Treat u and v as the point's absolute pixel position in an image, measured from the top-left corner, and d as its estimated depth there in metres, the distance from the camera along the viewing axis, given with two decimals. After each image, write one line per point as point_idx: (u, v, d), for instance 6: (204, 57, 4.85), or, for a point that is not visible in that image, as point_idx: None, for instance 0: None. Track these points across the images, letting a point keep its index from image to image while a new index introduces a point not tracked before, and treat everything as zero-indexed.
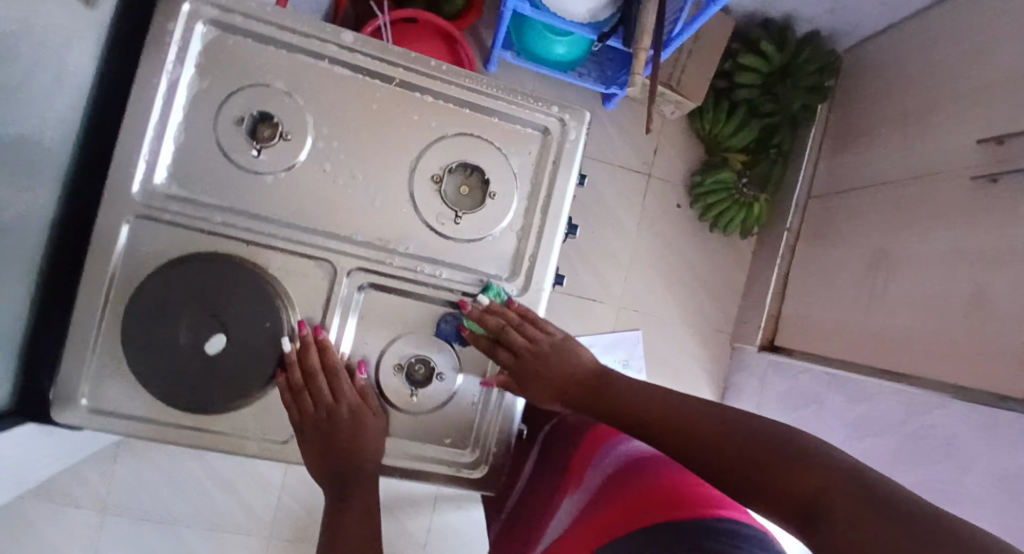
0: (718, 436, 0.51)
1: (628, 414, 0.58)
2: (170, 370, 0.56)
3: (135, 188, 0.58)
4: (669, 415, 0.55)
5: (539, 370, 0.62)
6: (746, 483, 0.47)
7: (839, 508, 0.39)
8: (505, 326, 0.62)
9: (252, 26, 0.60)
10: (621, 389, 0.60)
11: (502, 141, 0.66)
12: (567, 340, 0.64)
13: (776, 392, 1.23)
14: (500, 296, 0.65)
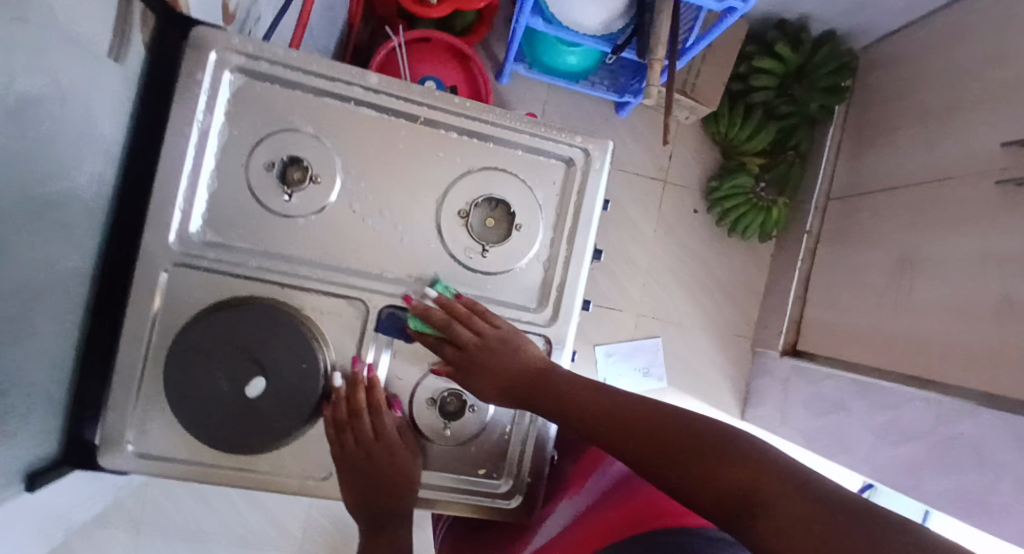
0: (661, 429, 0.51)
1: (569, 408, 0.57)
2: (213, 415, 0.58)
3: (172, 237, 0.59)
4: (616, 413, 0.55)
5: (487, 366, 0.60)
6: (685, 481, 0.47)
7: (774, 503, 0.41)
8: (449, 320, 0.60)
9: (279, 71, 0.61)
10: (567, 384, 0.59)
11: (527, 173, 0.67)
12: (512, 334, 0.61)
13: (799, 397, 1.23)
14: (448, 290, 0.63)
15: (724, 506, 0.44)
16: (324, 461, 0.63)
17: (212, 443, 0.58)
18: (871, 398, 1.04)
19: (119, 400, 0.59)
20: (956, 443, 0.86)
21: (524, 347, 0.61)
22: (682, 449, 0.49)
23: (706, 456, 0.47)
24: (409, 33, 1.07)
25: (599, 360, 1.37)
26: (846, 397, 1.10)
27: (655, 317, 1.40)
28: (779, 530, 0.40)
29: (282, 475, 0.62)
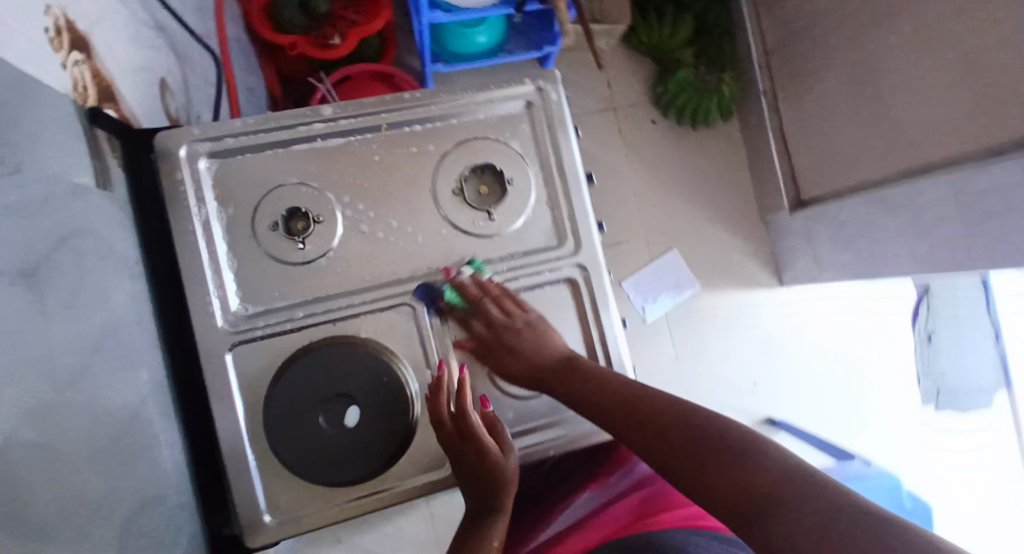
0: (678, 428, 0.58)
1: (597, 401, 0.63)
2: (327, 456, 0.62)
3: (220, 322, 0.63)
4: (647, 408, 0.61)
5: (512, 345, 0.66)
6: (705, 481, 0.54)
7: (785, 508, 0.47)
8: (482, 298, 0.66)
9: (245, 141, 0.65)
10: (592, 374, 0.65)
11: (496, 131, 0.70)
12: (542, 324, 0.68)
13: (825, 239, 1.26)
14: (483, 271, 0.68)
15: (733, 504, 0.51)
16: (438, 455, 0.66)
17: (336, 480, 0.62)
18: (888, 206, 1.07)
19: (238, 485, 0.62)
20: (984, 206, 0.89)
21: (551, 339, 0.67)
22: (715, 452, 0.55)
23: (733, 458, 0.53)
24: (333, 77, 1.11)
25: (632, 294, 1.40)
26: (867, 217, 1.13)
27: (663, 233, 1.44)
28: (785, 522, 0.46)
29: (409, 485, 0.65)
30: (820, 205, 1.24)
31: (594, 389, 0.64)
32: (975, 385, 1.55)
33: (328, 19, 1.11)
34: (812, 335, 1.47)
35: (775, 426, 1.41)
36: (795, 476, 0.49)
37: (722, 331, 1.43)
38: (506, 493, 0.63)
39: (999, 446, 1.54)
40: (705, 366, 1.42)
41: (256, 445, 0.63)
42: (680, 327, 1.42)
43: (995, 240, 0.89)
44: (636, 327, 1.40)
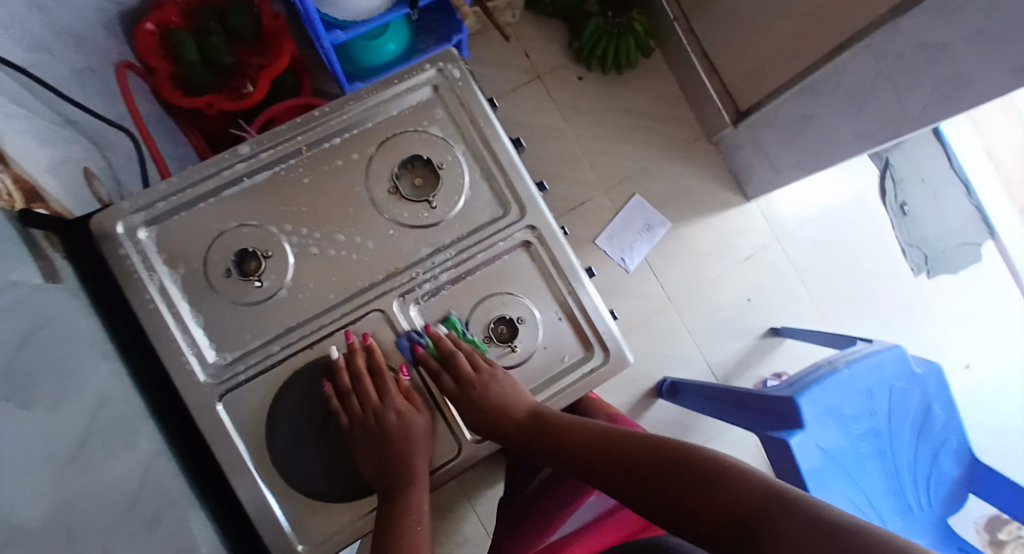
0: (659, 465, 0.58)
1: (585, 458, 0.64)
2: (343, 469, 0.65)
3: (202, 376, 0.65)
4: (629, 455, 0.61)
5: (481, 399, 0.66)
6: (691, 510, 0.54)
7: (774, 524, 0.47)
8: (452, 352, 0.67)
9: (177, 200, 0.67)
10: (568, 430, 0.66)
11: (414, 122, 0.71)
12: (508, 376, 0.68)
13: (773, 141, 1.28)
14: (457, 327, 0.69)
15: (724, 528, 0.51)
16: (446, 442, 0.68)
17: (360, 486, 0.65)
18: (821, 92, 1.08)
19: (263, 525, 0.63)
20: (904, 64, 0.90)
21: (520, 392, 0.67)
22: (695, 484, 0.55)
23: (711, 487, 0.53)
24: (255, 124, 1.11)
25: (608, 249, 1.41)
26: (803, 108, 1.14)
27: (622, 182, 1.44)
28: (775, 538, 0.46)
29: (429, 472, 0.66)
30: (758, 111, 1.26)
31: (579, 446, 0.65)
32: (956, 242, 1.55)
33: (236, 70, 1.11)
34: (790, 238, 1.49)
35: (780, 333, 1.44)
36: (772, 493, 0.49)
37: (704, 259, 1.45)
38: (420, 458, 0.64)
39: (1005, 294, 1.55)
40: (698, 297, 1.43)
41: (271, 483, 0.64)
42: (663, 267, 1.43)
43: (923, 93, 0.90)
44: (621, 279, 1.40)
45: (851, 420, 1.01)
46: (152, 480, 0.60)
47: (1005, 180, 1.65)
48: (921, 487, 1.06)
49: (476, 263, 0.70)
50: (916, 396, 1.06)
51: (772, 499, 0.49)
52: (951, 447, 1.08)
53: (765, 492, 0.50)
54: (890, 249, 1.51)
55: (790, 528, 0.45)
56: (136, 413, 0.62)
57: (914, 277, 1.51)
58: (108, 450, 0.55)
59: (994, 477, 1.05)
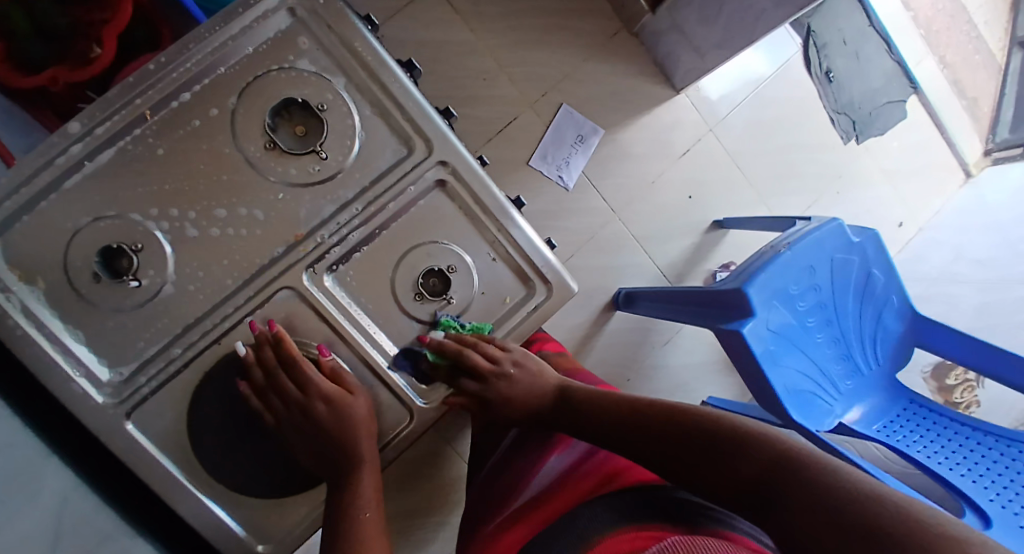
0: (680, 425, 0.58)
1: (600, 426, 0.63)
2: (286, 463, 0.60)
3: (97, 398, 0.56)
4: (646, 415, 0.61)
5: (509, 392, 0.66)
6: (708, 483, 0.54)
7: (786, 496, 0.47)
8: (462, 352, 0.62)
9: (8, 203, 0.55)
10: (584, 399, 0.67)
11: (277, 59, 0.59)
12: (529, 357, 0.69)
13: (695, 23, 1.20)
14: (453, 326, 0.64)
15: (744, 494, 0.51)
16: (393, 412, 0.63)
17: (309, 476, 0.61)
18: None
19: (216, 536, 0.58)
20: None
21: (540, 373, 0.69)
22: (721, 451, 0.54)
23: (734, 452, 0.53)
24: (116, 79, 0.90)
25: (544, 168, 1.33)
26: None
27: (546, 94, 1.34)
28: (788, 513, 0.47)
29: (381, 446, 0.62)
30: None
31: (595, 413, 0.64)
32: (882, 101, 1.54)
33: (75, 31, 0.87)
34: (723, 125, 1.45)
35: (723, 226, 1.43)
36: (793, 458, 0.49)
37: (642, 161, 1.40)
38: (365, 436, 0.59)
39: (928, 146, 1.58)
40: (640, 201, 1.39)
41: (212, 492, 0.59)
42: (603, 177, 1.37)
43: None
44: (562, 198, 1.34)
45: (798, 299, 1.03)
46: (75, 520, 0.53)
47: (924, 30, 1.63)
48: (868, 349, 1.11)
49: (386, 213, 0.62)
50: (856, 265, 1.07)
51: (793, 463, 0.49)
52: (894, 306, 1.11)
53: (787, 459, 0.49)
54: (820, 120, 1.50)
55: (814, 504, 0.45)
56: (33, 453, 0.53)
57: (845, 144, 1.52)
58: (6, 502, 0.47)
59: (935, 327, 1.10)
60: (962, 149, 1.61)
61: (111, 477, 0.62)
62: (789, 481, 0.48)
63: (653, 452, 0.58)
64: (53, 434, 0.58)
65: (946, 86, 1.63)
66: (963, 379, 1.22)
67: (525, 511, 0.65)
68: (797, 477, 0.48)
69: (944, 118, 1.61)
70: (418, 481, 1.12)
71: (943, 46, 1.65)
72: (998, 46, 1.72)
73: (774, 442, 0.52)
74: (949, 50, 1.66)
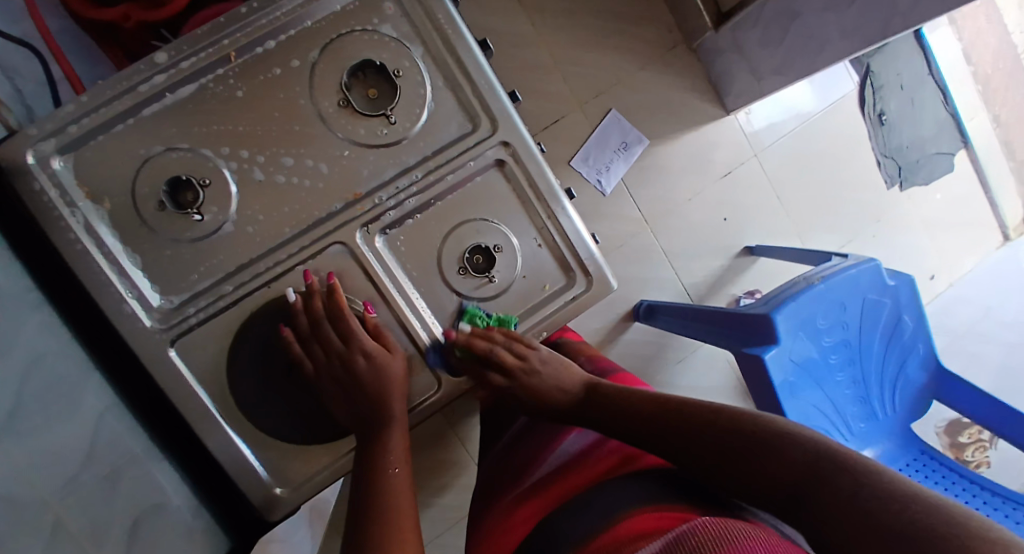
0: (713, 420, 0.57)
1: (625, 416, 0.64)
2: (317, 412, 0.62)
3: (146, 322, 0.58)
4: (676, 411, 0.61)
5: (530, 385, 0.67)
6: (745, 477, 0.53)
7: (825, 492, 0.46)
8: (492, 348, 0.63)
9: (91, 123, 0.57)
10: (608, 394, 0.68)
11: (360, 20, 0.61)
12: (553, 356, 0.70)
13: (756, 46, 1.20)
14: (479, 318, 0.64)
15: (782, 488, 0.50)
16: (424, 379, 0.64)
17: (335, 428, 0.62)
18: None
19: (236, 474, 0.60)
20: None
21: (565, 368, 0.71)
22: (754, 448, 0.53)
23: (774, 451, 0.52)
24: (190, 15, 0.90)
25: (584, 170, 1.34)
26: (790, 7, 1.05)
27: (597, 97, 1.35)
28: (827, 512, 0.46)
29: (409, 409, 0.64)
30: (742, 13, 1.16)
31: (626, 407, 0.65)
32: (931, 150, 1.53)
33: None
34: (768, 152, 1.44)
35: (754, 253, 1.43)
36: (839, 459, 0.48)
37: (681, 177, 1.40)
38: (399, 397, 0.60)
39: (971, 201, 1.57)
40: (674, 216, 1.39)
41: (238, 430, 0.60)
42: (641, 187, 1.38)
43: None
44: (598, 202, 1.35)
45: (824, 333, 1.03)
46: (108, 434, 0.54)
47: (983, 85, 1.61)
48: (886, 394, 1.10)
49: (444, 184, 0.63)
50: (887, 308, 1.07)
51: (828, 462, 0.48)
52: (919, 354, 1.10)
53: (824, 457, 0.49)
54: (865, 160, 1.49)
55: (856, 502, 0.44)
56: (78, 365, 0.55)
57: (887, 189, 1.51)
58: (52, 404, 0.49)
59: (955, 380, 1.09)
60: (1003, 211, 1.59)
61: (143, 401, 0.64)
62: (835, 482, 0.46)
63: (688, 450, 0.58)
64: (95, 350, 0.60)
65: (998, 145, 1.61)
66: (976, 437, 1.21)
67: (539, 489, 0.69)
68: (846, 477, 0.46)
69: (992, 177, 1.59)
70: (423, 459, 1.13)
71: (999, 104, 1.64)
72: None
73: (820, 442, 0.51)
74: (1005, 109, 1.64)
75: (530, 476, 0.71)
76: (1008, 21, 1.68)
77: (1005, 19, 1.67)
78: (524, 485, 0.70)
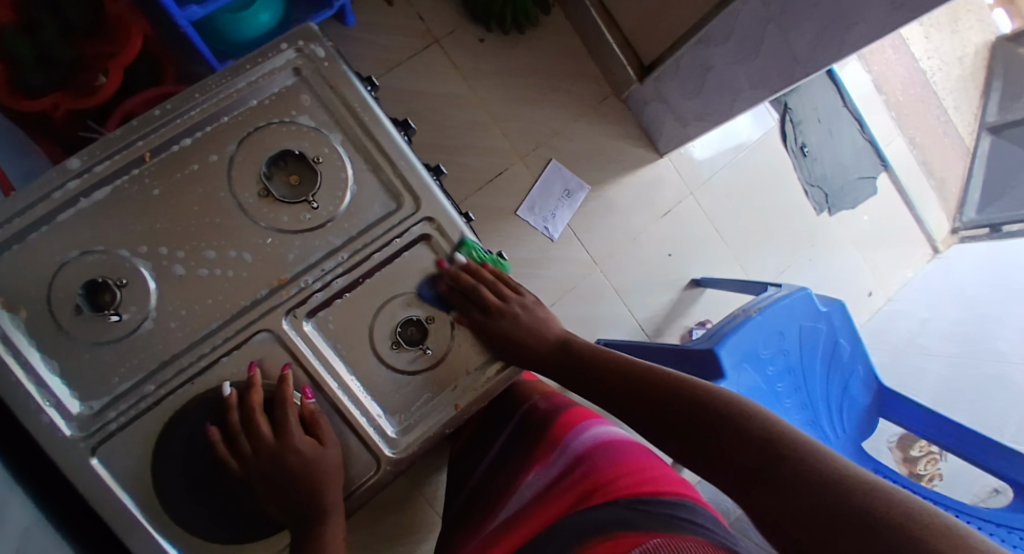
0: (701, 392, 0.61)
1: (614, 389, 0.67)
2: (247, 512, 0.59)
3: (64, 431, 0.56)
4: (659, 379, 0.65)
5: (512, 329, 0.67)
6: (722, 448, 0.56)
7: (794, 478, 0.49)
8: (478, 284, 0.66)
9: (1, 233, 0.56)
10: (591, 353, 0.70)
11: (277, 113, 0.62)
12: (539, 307, 0.72)
13: (677, 94, 1.27)
14: (474, 252, 0.67)
15: (759, 468, 0.52)
16: (363, 460, 0.63)
17: (269, 525, 0.60)
18: (716, 42, 1.07)
19: None
20: (789, 5, 0.89)
21: (546, 317, 0.72)
22: (733, 421, 0.56)
23: (735, 428, 0.56)
24: (134, 103, 0.93)
25: (530, 219, 1.37)
26: (702, 59, 1.13)
27: (536, 149, 1.40)
28: (794, 490, 0.48)
29: (346, 495, 0.62)
30: (660, 66, 1.24)
31: (616, 388, 0.67)
32: (854, 176, 1.63)
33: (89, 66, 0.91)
34: (703, 188, 1.51)
35: (701, 285, 1.47)
36: (785, 441, 0.52)
37: (625, 217, 1.44)
38: (333, 487, 0.58)
39: (897, 220, 1.67)
40: (622, 256, 1.43)
41: (169, 527, 0.58)
42: (586, 230, 1.41)
43: (809, 28, 0.90)
44: (546, 247, 1.38)
45: (768, 363, 1.06)
46: (33, 548, 0.51)
47: (895, 112, 1.73)
48: (835, 417, 1.13)
49: (372, 263, 0.64)
50: (823, 333, 1.11)
51: (809, 451, 0.51)
52: (860, 376, 1.15)
53: (796, 443, 0.52)
54: (794, 190, 1.57)
55: (819, 489, 0.47)
56: None
57: (817, 215, 1.59)
58: None
59: (898, 400, 1.14)
60: (930, 226, 1.70)
61: (70, 509, 0.61)
62: (788, 466, 0.50)
63: (668, 422, 0.61)
64: (16, 463, 0.57)
65: (916, 166, 1.73)
66: (927, 450, 1.23)
67: (496, 538, 0.66)
68: (790, 461, 0.50)
69: (913, 195, 1.70)
70: (385, 527, 1.10)
71: (913, 126, 1.76)
72: (966, 131, 1.83)
73: (772, 423, 0.55)
74: (919, 131, 1.76)
75: (494, 520, 0.70)
76: (913, 50, 1.82)
77: (910, 49, 1.81)
78: (482, 535, 0.69)
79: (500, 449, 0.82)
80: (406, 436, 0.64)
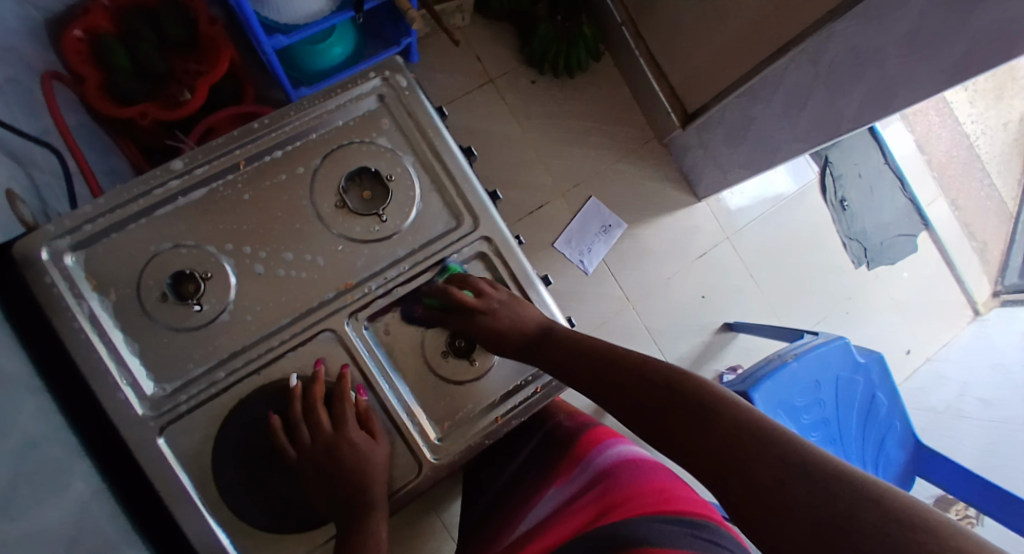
0: (671, 387, 0.57)
1: (582, 373, 0.64)
2: (295, 502, 0.62)
3: (139, 408, 0.60)
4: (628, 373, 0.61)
5: (491, 327, 0.66)
6: (689, 445, 0.52)
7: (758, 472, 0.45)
8: (446, 289, 0.67)
9: (105, 221, 0.62)
10: (569, 338, 0.66)
11: (359, 134, 0.69)
12: (517, 301, 0.69)
13: (719, 142, 1.32)
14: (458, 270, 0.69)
15: (722, 461, 0.48)
16: (408, 463, 0.65)
17: (315, 517, 0.62)
18: (761, 95, 1.11)
19: None
20: (837, 63, 0.93)
21: (525, 308, 0.68)
22: (701, 419, 0.52)
23: (707, 423, 0.51)
24: (216, 116, 1.01)
25: (567, 252, 1.41)
26: (747, 111, 1.17)
27: (577, 185, 1.45)
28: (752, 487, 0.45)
29: (389, 495, 0.64)
30: (704, 116, 1.29)
31: (579, 367, 0.64)
32: (894, 234, 1.63)
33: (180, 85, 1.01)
34: (740, 236, 1.53)
35: (733, 329, 1.48)
36: (765, 435, 0.47)
37: (660, 257, 1.47)
38: (380, 483, 0.61)
39: (937, 280, 1.65)
40: (655, 295, 1.45)
41: (221, 510, 0.61)
42: (621, 267, 1.44)
43: (857, 86, 0.94)
44: (581, 281, 1.41)
45: (802, 411, 1.05)
46: (94, 519, 0.54)
47: (937, 173, 1.74)
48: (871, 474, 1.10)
49: (430, 275, 0.68)
50: (861, 385, 1.11)
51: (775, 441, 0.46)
52: (896, 432, 1.13)
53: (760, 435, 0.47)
54: (830, 243, 1.58)
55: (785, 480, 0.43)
56: (72, 450, 0.56)
57: (855, 269, 1.59)
58: (55, 489, 0.50)
59: (937, 459, 1.10)
60: (971, 288, 1.68)
61: (133, 484, 0.64)
62: (754, 458, 0.46)
63: (639, 413, 0.58)
64: (88, 434, 0.61)
65: (957, 228, 1.72)
66: (963, 514, 1.19)
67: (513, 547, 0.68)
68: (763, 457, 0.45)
69: (954, 257, 1.68)
70: (402, 542, 1.10)
71: (955, 189, 1.76)
72: (1010, 197, 1.82)
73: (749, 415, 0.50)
74: (960, 194, 1.76)
75: (516, 529, 0.72)
76: (957, 115, 1.83)
77: (954, 112, 1.83)
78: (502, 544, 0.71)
79: (523, 460, 0.85)
80: (448, 443, 0.66)
